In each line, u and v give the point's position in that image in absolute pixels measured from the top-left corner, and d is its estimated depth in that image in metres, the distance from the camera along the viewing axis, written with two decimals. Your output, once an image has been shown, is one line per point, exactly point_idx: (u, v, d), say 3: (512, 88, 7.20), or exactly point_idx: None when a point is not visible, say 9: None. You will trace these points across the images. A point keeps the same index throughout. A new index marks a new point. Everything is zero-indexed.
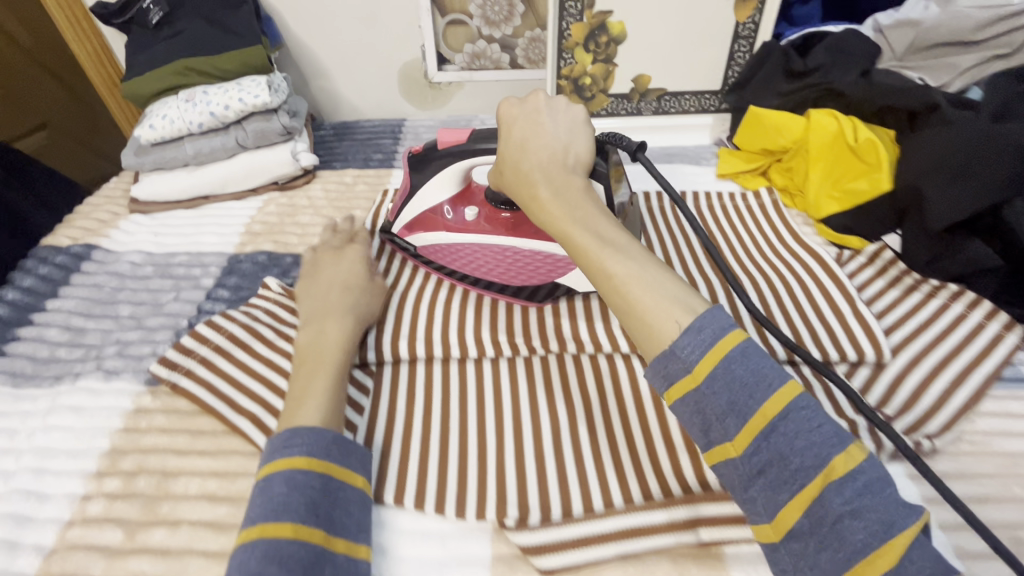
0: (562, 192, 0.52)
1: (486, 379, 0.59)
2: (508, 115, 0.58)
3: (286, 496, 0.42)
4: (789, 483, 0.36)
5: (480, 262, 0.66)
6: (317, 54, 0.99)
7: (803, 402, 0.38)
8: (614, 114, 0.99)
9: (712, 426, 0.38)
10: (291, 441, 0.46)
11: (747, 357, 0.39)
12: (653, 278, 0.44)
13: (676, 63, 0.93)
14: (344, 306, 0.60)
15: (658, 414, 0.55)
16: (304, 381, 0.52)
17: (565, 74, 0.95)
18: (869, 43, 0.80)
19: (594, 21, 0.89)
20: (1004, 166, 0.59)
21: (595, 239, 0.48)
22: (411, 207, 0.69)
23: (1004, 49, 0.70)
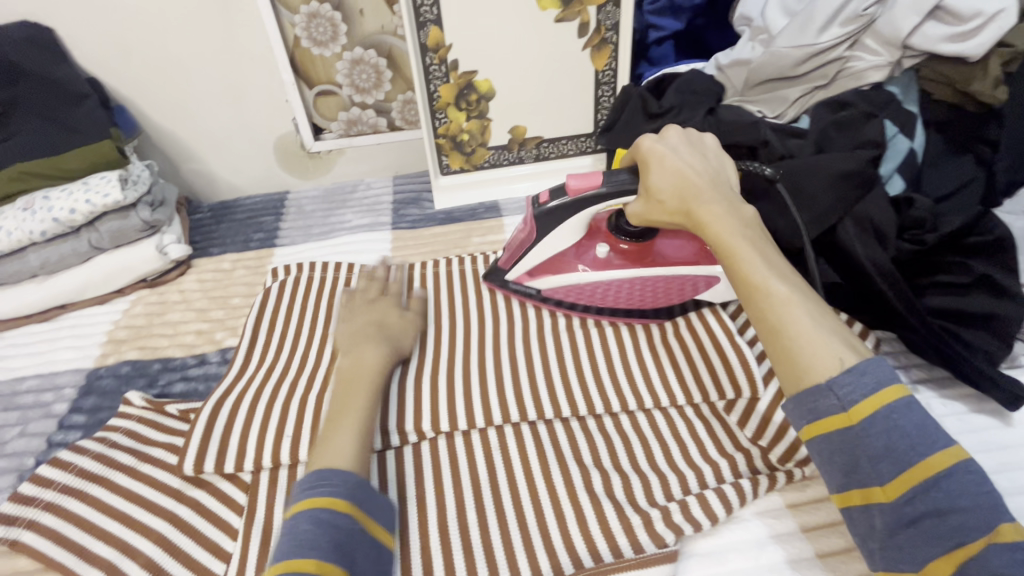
0: (728, 215, 0.54)
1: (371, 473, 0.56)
2: (653, 137, 0.59)
3: (316, 534, 0.44)
4: (944, 536, 0.39)
5: (613, 296, 0.66)
6: (181, 137, 0.95)
7: (968, 465, 0.41)
8: (497, 165, 1.00)
9: (862, 467, 0.42)
10: (318, 480, 0.47)
11: (911, 410, 0.42)
12: (815, 309, 0.48)
13: (548, 112, 0.97)
14: (381, 336, 0.62)
15: (546, 482, 0.54)
16: (343, 404, 0.54)
17: (442, 133, 0.96)
18: (713, 82, 0.86)
19: (460, 82, 0.91)
20: (828, 193, 0.65)
21: (764, 268, 0.50)
22: (535, 255, 0.66)
23: (821, 81, 0.77)
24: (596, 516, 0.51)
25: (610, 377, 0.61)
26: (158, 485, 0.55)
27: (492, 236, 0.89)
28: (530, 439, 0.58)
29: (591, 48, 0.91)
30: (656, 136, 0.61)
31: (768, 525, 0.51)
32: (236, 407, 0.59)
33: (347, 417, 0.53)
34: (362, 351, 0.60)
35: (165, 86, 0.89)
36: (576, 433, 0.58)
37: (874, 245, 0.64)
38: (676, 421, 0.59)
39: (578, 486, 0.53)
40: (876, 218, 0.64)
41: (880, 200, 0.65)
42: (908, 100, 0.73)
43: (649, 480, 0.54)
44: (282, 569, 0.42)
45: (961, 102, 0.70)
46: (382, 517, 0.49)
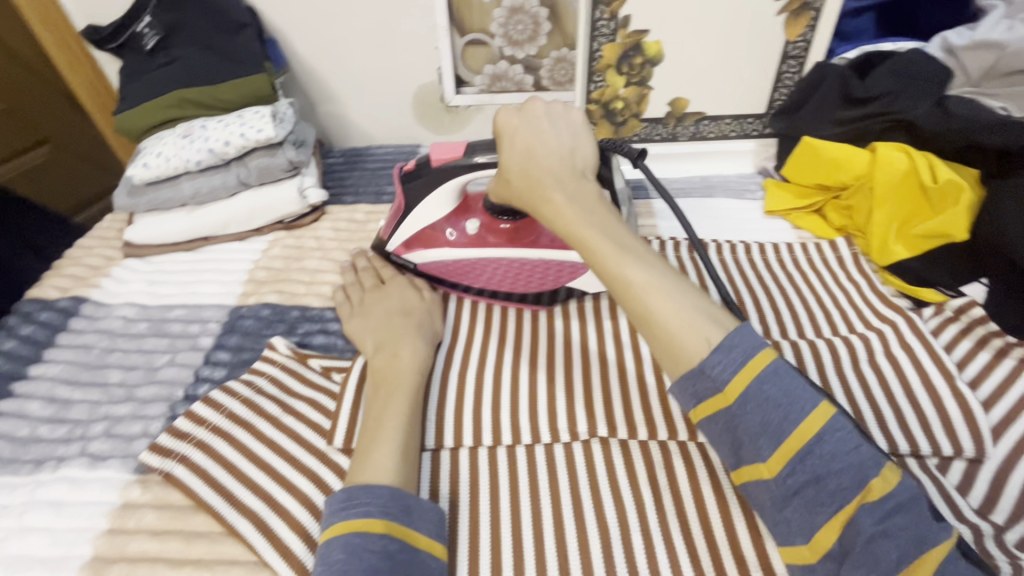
0: (575, 197, 0.50)
1: (521, 469, 0.52)
2: (511, 113, 0.54)
3: (350, 562, 0.40)
4: (825, 504, 0.37)
5: (483, 274, 0.65)
6: (324, 77, 0.92)
7: (838, 423, 0.39)
8: (648, 140, 0.90)
9: (745, 446, 0.40)
10: (349, 499, 0.43)
11: (779, 377, 0.40)
12: (675, 288, 0.44)
13: (718, 86, 0.85)
14: (413, 330, 0.59)
15: (721, 516, 0.48)
16: (382, 410, 0.51)
17: (595, 98, 0.87)
18: (939, 66, 0.71)
19: (627, 41, 0.81)
20: None
21: (617, 249, 0.46)
22: (409, 223, 0.65)
23: None
24: (786, 569, 0.45)
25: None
26: (303, 441, 0.53)
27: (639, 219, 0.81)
28: (699, 465, 0.52)
29: (788, 14, 0.78)
30: (515, 108, 0.55)
31: None
32: None
33: (387, 426, 0.49)
34: (394, 346, 0.57)
35: (318, 21, 0.85)
36: None
37: None
38: None
39: (759, 529, 0.47)
40: None
41: None
42: None
43: None
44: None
45: None
46: (427, 527, 0.45)
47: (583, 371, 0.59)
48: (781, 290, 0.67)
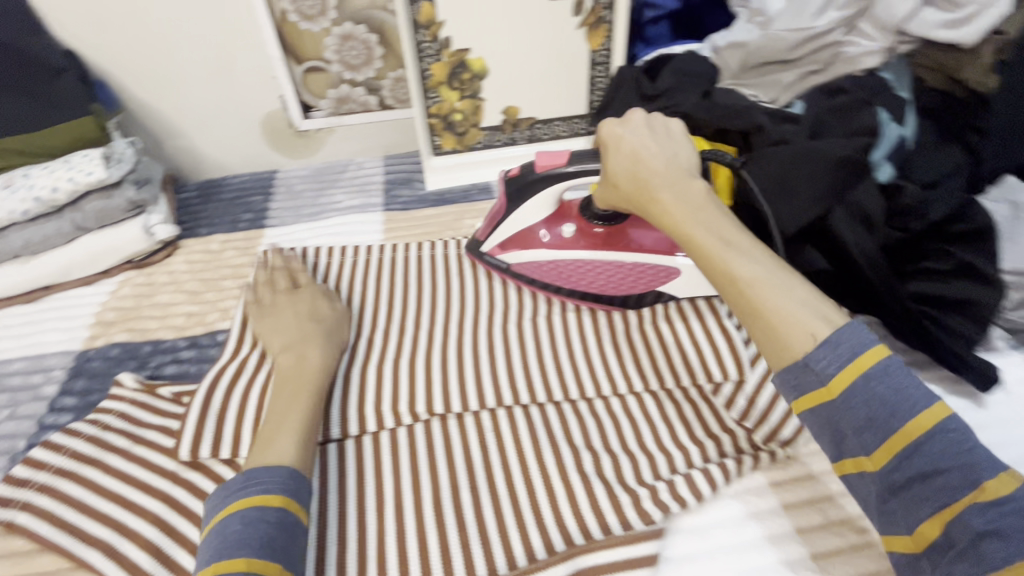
0: (682, 196, 0.52)
1: (366, 455, 0.57)
2: (612, 125, 0.58)
3: (241, 535, 0.44)
4: (931, 499, 0.37)
5: (589, 276, 0.67)
6: (165, 114, 0.92)
7: (952, 422, 0.38)
8: (490, 147, 0.99)
9: (847, 438, 0.40)
10: (248, 481, 0.47)
11: (889, 374, 0.39)
12: (781, 282, 0.45)
13: (542, 93, 0.95)
14: (321, 333, 0.62)
15: (538, 459, 0.56)
16: (284, 410, 0.54)
17: (434, 112, 0.94)
18: (707, 65, 0.85)
19: (453, 60, 0.90)
20: (821, 180, 0.67)
21: (724, 246, 0.48)
22: (511, 223, 0.68)
23: (815, 66, 0.78)
24: (586, 495, 0.52)
25: (602, 365, 0.63)
26: (152, 466, 0.55)
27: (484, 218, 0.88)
28: (523, 423, 0.59)
29: (586, 28, 0.90)
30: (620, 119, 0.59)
31: (754, 504, 0.52)
32: (229, 391, 0.59)
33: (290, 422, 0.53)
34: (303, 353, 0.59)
35: (147, 60, 0.86)
36: (566, 414, 0.59)
37: (863, 230, 0.66)
38: (663, 404, 0.60)
39: (567, 465, 0.55)
40: (865, 205, 0.66)
41: (870, 188, 0.66)
42: (903, 85, 0.74)
43: (638, 462, 0.55)
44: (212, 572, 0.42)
45: (950, 89, 0.73)
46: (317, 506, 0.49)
47: (424, 358, 0.64)
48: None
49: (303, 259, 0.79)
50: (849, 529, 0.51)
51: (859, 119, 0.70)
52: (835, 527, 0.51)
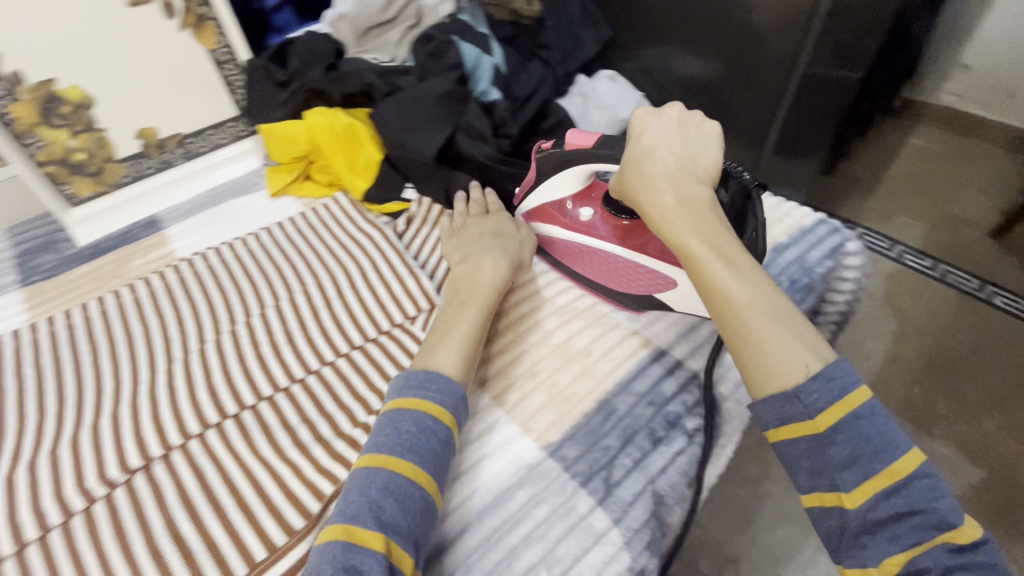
0: (688, 208, 0.52)
1: (56, 549, 0.49)
2: (647, 116, 0.57)
3: (418, 436, 0.48)
4: (904, 536, 0.39)
5: (590, 264, 0.68)
6: None
7: (927, 469, 0.41)
8: (142, 177, 0.89)
9: (828, 470, 0.43)
10: (427, 385, 0.52)
11: (874, 416, 0.43)
12: (777, 309, 0.47)
13: (175, 106, 0.88)
14: (497, 249, 0.67)
15: (256, 455, 0.55)
16: (452, 318, 0.59)
17: (45, 159, 0.81)
18: (326, 40, 0.89)
19: (37, 95, 0.77)
20: (436, 114, 0.77)
21: (723, 265, 0.49)
22: (536, 196, 0.71)
23: (411, 21, 0.87)
24: (310, 461, 0.55)
25: (307, 343, 0.64)
26: None
27: (155, 253, 0.80)
28: (236, 432, 0.57)
29: (189, 28, 0.85)
30: (653, 109, 0.58)
31: None
32: None
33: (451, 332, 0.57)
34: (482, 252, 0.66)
35: None
36: (280, 402, 0.59)
37: (483, 144, 0.78)
38: (370, 350, 0.64)
39: (287, 446, 0.56)
40: (477, 124, 0.78)
41: (474, 110, 0.79)
42: (480, 23, 0.87)
43: (351, 410, 0.59)
44: (382, 463, 0.47)
45: (516, 18, 0.88)
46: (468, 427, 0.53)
47: (108, 421, 0.58)
48: (290, 251, 0.75)
49: None
50: (528, 377, 0.60)
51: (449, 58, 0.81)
52: (519, 382, 0.60)
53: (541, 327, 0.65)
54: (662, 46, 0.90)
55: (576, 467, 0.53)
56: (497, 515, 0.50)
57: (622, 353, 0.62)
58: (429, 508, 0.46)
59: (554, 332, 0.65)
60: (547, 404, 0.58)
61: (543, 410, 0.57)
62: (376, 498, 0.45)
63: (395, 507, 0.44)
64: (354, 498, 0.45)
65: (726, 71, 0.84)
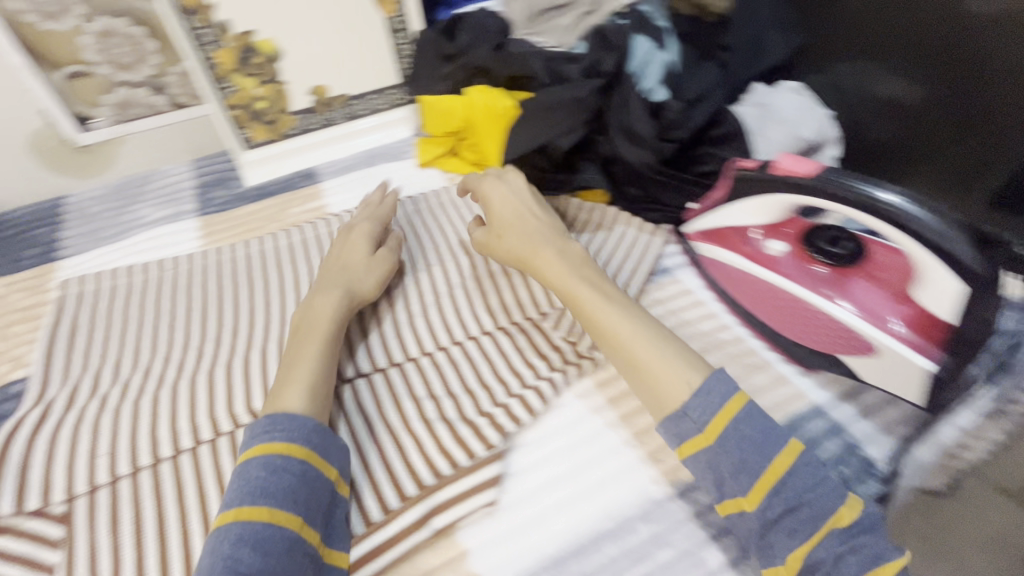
0: (563, 255, 0.59)
1: (202, 463, 0.54)
2: (496, 187, 0.67)
3: (268, 479, 0.43)
4: (800, 531, 0.40)
5: (765, 304, 0.62)
6: None
7: (807, 459, 0.43)
8: (308, 131, 0.95)
9: (727, 481, 0.43)
10: (271, 426, 0.46)
11: (752, 419, 0.44)
12: (656, 337, 0.50)
13: (348, 68, 0.93)
14: (336, 284, 0.60)
15: (383, 420, 0.55)
16: (297, 353, 0.53)
17: (234, 103, 0.88)
18: (497, 18, 0.89)
19: (238, 44, 0.85)
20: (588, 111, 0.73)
21: (602, 298, 0.54)
22: (716, 218, 0.67)
23: (587, 7, 0.85)
24: (433, 441, 0.53)
25: (439, 317, 0.64)
26: None
27: (311, 204, 0.85)
28: (366, 391, 0.57)
29: None
30: (501, 175, 0.69)
31: (582, 406, 0.57)
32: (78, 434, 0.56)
33: (298, 369, 0.51)
34: (370, 271, 0.63)
35: None
36: (409, 372, 0.59)
37: (641, 148, 0.72)
38: (500, 338, 0.62)
39: (411, 417, 0.55)
40: (635, 125, 0.71)
41: (638, 111, 0.71)
42: (659, 16, 0.81)
43: (477, 396, 0.57)
44: (233, 517, 0.41)
45: (699, 13, 0.82)
46: (340, 461, 0.48)
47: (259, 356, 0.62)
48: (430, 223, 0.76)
49: (117, 281, 0.72)
50: None
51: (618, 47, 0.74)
52: None
53: None
54: (862, 61, 0.79)
55: (710, 517, 0.48)
56: (618, 544, 0.47)
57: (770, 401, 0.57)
58: (297, 550, 0.41)
59: None
60: None
61: None
62: (230, 554, 0.39)
63: (251, 556, 0.39)
64: (209, 558, 0.40)
65: (937, 99, 0.71)
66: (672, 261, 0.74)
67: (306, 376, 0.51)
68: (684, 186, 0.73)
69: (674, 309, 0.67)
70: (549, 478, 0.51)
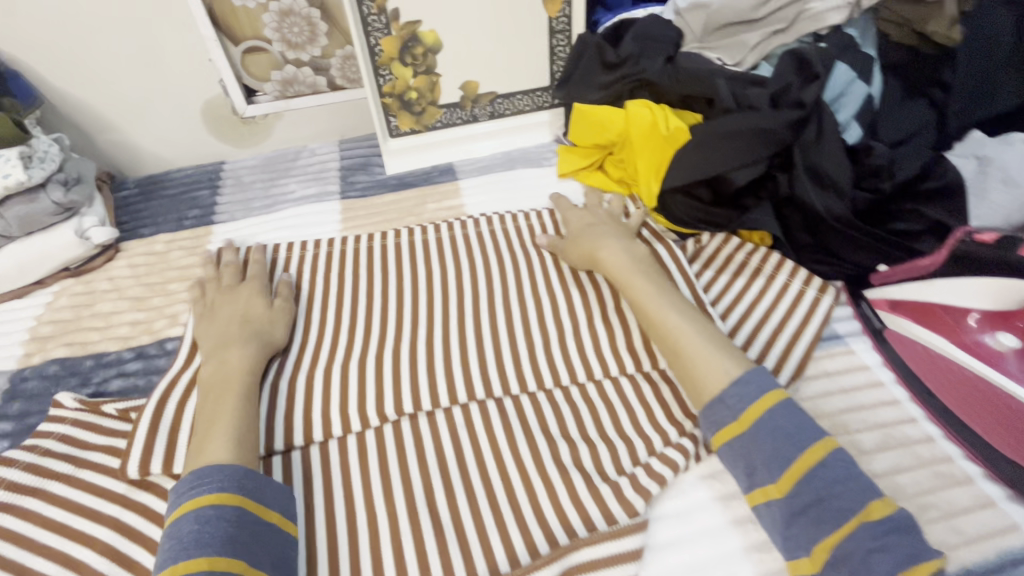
0: (626, 252, 0.64)
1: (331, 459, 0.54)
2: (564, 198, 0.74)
3: (201, 531, 0.44)
4: (828, 522, 0.43)
5: (974, 404, 0.53)
6: (95, 107, 0.84)
7: (838, 455, 0.46)
8: (451, 125, 0.94)
9: (758, 470, 0.46)
10: (198, 480, 0.47)
11: (789, 412, 0.48)
12: (705, 327, 0.55)
13: (501, 67, 0.90)
14: (246, 334, 0.58)
15: (514, 455, 0.53)
16: (214, 413, 0.52)
17: (387, 91, 0.89)
18: (670, 28, 0.81)
19: (403, 33, 0.84)
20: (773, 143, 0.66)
21: (656, 293, 0.59)
22: (921, 291, 0.59)
23: (780, 25, 0.75)
24: (566, 490, 0.50)
25: (577, 348, 0.60)
26: (101, 491, 0.52)
27: (447, 202, 0.84)
28: (497, 416, 0.56)
29: None
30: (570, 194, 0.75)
31: (731, 484, 0.51)
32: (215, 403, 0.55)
33: (219, 426, 0.50)
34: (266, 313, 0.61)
35: (66, 51, 0.78)
36: (544, 407, 0.56)
37: (832, 195, 0.63)
38: (641, 382, 0.58)
39: (546, 458, 0.52)
40: (829, 169, 0.63)
41: (836, 154, 0.63)
42: (867, 43, 0.73)
43: (616, 448, 0.53)
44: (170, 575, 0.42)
45: (918, 42, 0.71)
46: (281, 504, 0.48)
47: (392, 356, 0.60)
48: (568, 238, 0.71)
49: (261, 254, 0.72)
50: None
51: (818, 72, 0.67)
52: None
53: (855, 445, 0.53)
54: None
55: None
56: None
57: (971, 527, 0.47)
58: None
59: (871, 458, 0.52)
60: None
61: None
62: None
63: None
64: None
65: None
66: (844, 325, 0.65)
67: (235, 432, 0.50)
68: (878, 245, 0.63)
69: (845, 387, 0.59)
70: (689, 563, 0.47)
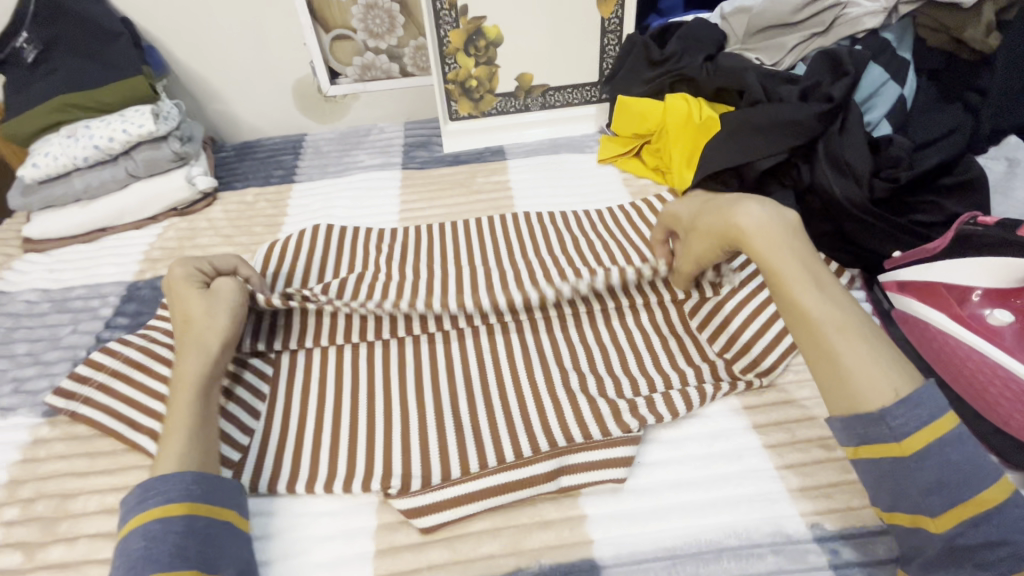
0: (777, 221, 0.52)
1: (363, 362, 0.60)
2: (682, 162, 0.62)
3: (147, 548, 0.42)
4: (993, 564, 0.39)
5: (972, 379, 0.54)
6: (209, 79, 1.00)
7: (1013, 498, 0.40)
8: (505, 113, 1.03)
9: (911, 497, 0.42)
10: (146, 493, 0.45)
11: (963, 443, 0.41)
12: (865, 333, 0.46)
13: (555, 61, 0.99)
14: (199, 332, 0.54)
15: (529, 376, 0.58)
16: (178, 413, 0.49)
17: (451, 78, 0.99)
18: (717, 30, 0.88)
19: (469, 27, 0.95)
20: (799, 132, 0.71)
21: (812, 283, 0.48)
22: (929, 270, 0.60)
23: (818, 28, 0.79)
24: (574, 412, 0.54)
25: None
26: None
27: (496, 178, 0.94)
28: (518, 345, 0.61)
29: None
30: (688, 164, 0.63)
31: (723, 423, 0.56)
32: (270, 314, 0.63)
33: (177, 433, 0.48)
34: (197, 305, 0.55)
35: (192, 29, 0.94)
36: (560, 340, 0.62)
37: (851, 183, 0.68)
38: (651, 335, 0.62)
39: (556, 383, 0.57)
40: (850, 159, 0.68)
41: (858, 147, 0.68)
42: (903, 46, 0.77)
43: (620, 381, 0.58)
44: None
45: (955, 49, 0.73)
46: (229, 503, 0.47)
47: None
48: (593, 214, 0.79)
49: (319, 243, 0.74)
50: (815, 446, 0.53)
51: (848, 69, 0.71)
52: (800, 446, 0.54)
53: None
54: None
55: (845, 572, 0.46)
56: (739, 565, 0.46)
57: None
58: None
59: None
60: (831, 487, 0.50)
61: (820, 491, 0.50)
62: None
63: None
64: None
65: None
66: None
67: (190, 422, 0.49)
68: (896, 234, 0.66)
69: None
70: (676, 479, 0.52)
